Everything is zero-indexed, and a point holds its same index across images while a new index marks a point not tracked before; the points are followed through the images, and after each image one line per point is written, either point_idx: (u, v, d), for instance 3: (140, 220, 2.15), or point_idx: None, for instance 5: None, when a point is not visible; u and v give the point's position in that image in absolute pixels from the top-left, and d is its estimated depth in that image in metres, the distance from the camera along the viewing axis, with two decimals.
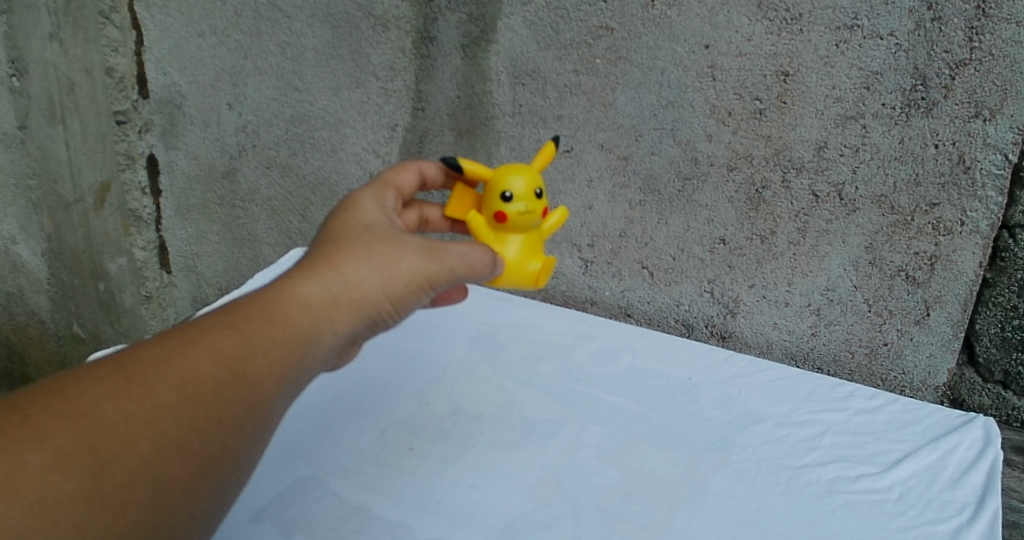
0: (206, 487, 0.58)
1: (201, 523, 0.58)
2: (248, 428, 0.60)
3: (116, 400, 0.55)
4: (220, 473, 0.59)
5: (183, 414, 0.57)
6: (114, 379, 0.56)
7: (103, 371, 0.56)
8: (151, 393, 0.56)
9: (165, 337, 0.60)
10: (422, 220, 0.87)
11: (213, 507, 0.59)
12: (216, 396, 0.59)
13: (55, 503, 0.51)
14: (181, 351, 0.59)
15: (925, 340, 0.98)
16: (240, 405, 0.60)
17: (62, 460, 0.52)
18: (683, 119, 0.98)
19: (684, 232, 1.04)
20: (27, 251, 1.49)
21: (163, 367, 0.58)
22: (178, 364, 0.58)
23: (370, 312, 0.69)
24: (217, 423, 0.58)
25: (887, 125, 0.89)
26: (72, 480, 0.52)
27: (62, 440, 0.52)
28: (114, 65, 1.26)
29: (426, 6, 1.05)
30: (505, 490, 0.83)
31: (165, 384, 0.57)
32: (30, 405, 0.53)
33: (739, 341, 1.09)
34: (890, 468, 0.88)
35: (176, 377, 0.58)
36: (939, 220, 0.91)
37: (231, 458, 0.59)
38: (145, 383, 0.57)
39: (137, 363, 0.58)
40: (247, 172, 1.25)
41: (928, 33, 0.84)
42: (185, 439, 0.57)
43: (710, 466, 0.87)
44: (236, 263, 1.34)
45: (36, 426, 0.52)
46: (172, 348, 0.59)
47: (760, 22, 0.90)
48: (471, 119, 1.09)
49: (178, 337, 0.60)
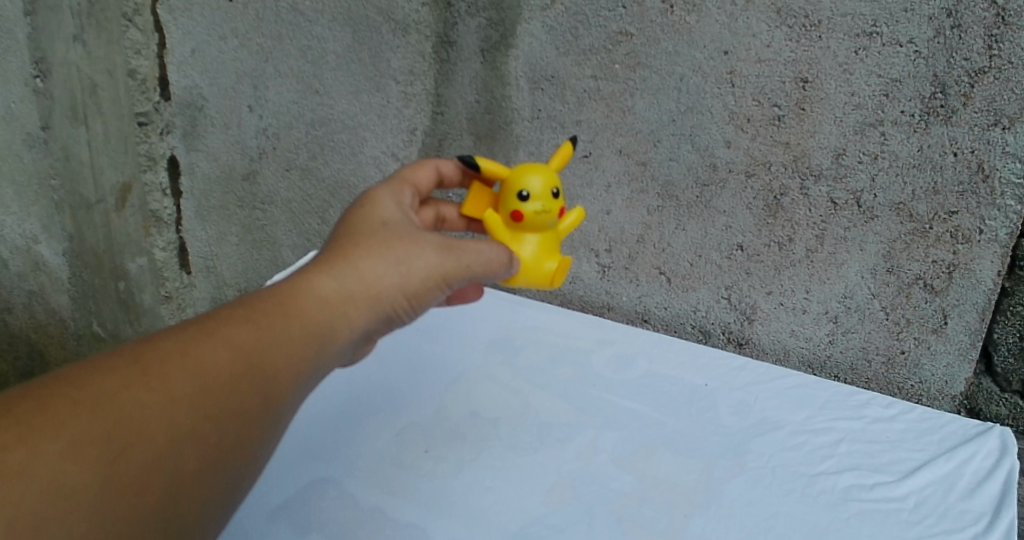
0: (221, 478, 0.58)
1: (216, 514, 0.59)
2: (265, 421, 0.61)
3: (133, 390, 0.56)
4: (236, 465, 0.59)
5: (199, 405, 0.57)
6: (130, 369, 0.57)
7: (120, 361, 0.57)
8: (167, 383, 0.57)
9: (182, 328, 0.61)
10: (438, 218, 0.87)
11: (228, 499, 0.59)
12: (232, 388, 0.59)
13: (71, 490, 0.51)
14: (198, 342, 0.60)
15: (942, 349, 0.98)
16: (257, 398, 0.60)
17: (78, 448, 0.52)
18: (702, 125, 0.98)
19: (702, 238, 1.04)
20: (48, 250, 1.51)
21: (179, 358, 0.58)
22: (195, 355, 0.59)
23: (386, 307, 0.69)
24: (233, 416, 0.59)
25: (906, 133, 0.89)
26: (89, 468, 0.52)
27: (78, 427, 0.53)
28: (137, 67, 1.27)
29: (445, 11, 1.05)
30: (521, 493, 0.83)
31: (181, 374, 0.58)
32: (47, 394, 0.54)
33: (756, 348, 1.08)
34: (906, 477, 0.87)
35: (192, 368, 0.58)
36: (958, 228, 0.91)
37: (247, 451, 0.60)
38: (162, 374, 0.57)
39: (154, 353, 0.58)
40: (267, 174, 1.26)
41: (948, 41, 0.84)
42: (201, 431, 0.57)
43: (726, 473, 0.87)
44: (255, 264, 1.35)
45: (53, 415, 0.53)
46: (189, 339, 0.60)
47: (779, 29, 0.90)
48: (490, 123, 1.09)
49: (195, 328, 0.61)
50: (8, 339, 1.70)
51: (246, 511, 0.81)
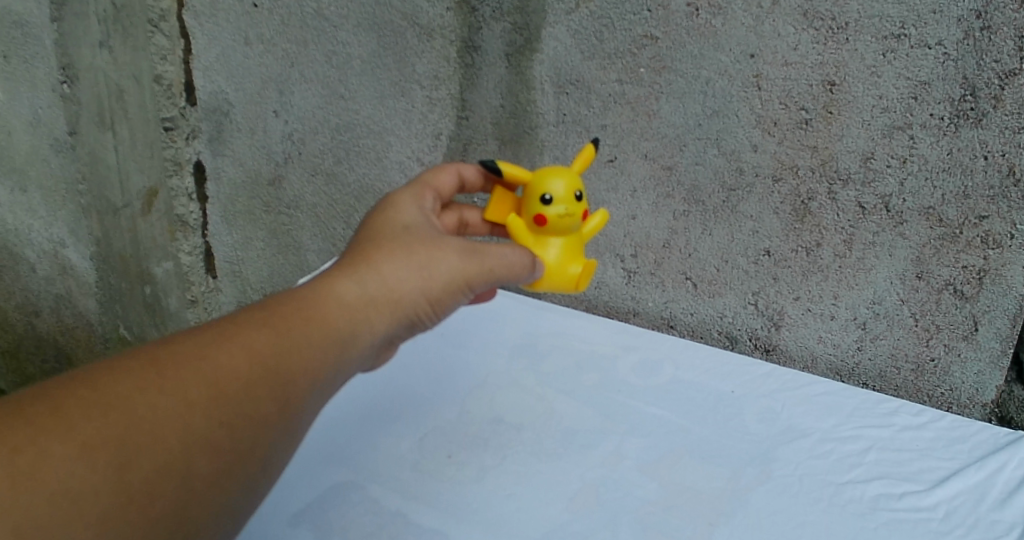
0: (233, 485, 0.58)
1: (229, 521, 0.58)
2: (281, 425, 0.60)
3: (146, 393, 0.55)
4: (250, 471, 0.59)
5: (214, 410, 0.57)
6: (145, 372, 0.57)
7: (135, 362, 0.57)
8: (182, 386, 0.57)
9: (200, 330, 0.61)
10: (461, 222, 0.87)
11: (241, 505, 0.59)
12: (248, 392, 0.59)
13: (79, 494, 0.51)
14: (215, 346, 0.59)
15: (973, 356, 0.96)
16: (272, 402, 0.60)
17: (88, 450, 0.52)
18: (728, 129, 0.97)
19: (728, 243, 1.03)
20: (76, 254, 1.52)
21: (195, 361, 0.58)
22: (213, 359, 0.59)
23: (407, 311, 0.69)
24: (248, 420, 0.58)
25: (935, 136, 0.87)
26: (98, 471, 0.52)
27: (90, 430, 0.53)
28: (163, 72, 1.27)
29: (469, 15, 1.05)
30: (545, 500, 0.82)
31: (197, 378, 0.57)
32: (60, 395, 0.54)
33: (784, 354, 1.07)
34: (936, 486, 0.86)
35: (209, 372, 0.58)
36: (989, 233, 0.89)
37: (262, 457, 0.59)
38: (177, 377, 0.57)
39: (170, 355, 0.58)
40: (293, 179, 1.27)
41: (977, 43, 0.83)
42: (214, 436, 0.57)
43: (751, 481, 0.85)
44: (281, 269, 1.35)
45: (64, 416, 0.53)
46: (207, 341, 0.59)
47: (806, 31, 0.89)
48: (515, 128, 1.09)
49: (214, 331, 0.60)
50: (35, 342, 1.72)
51: (268, 516, 0.80)
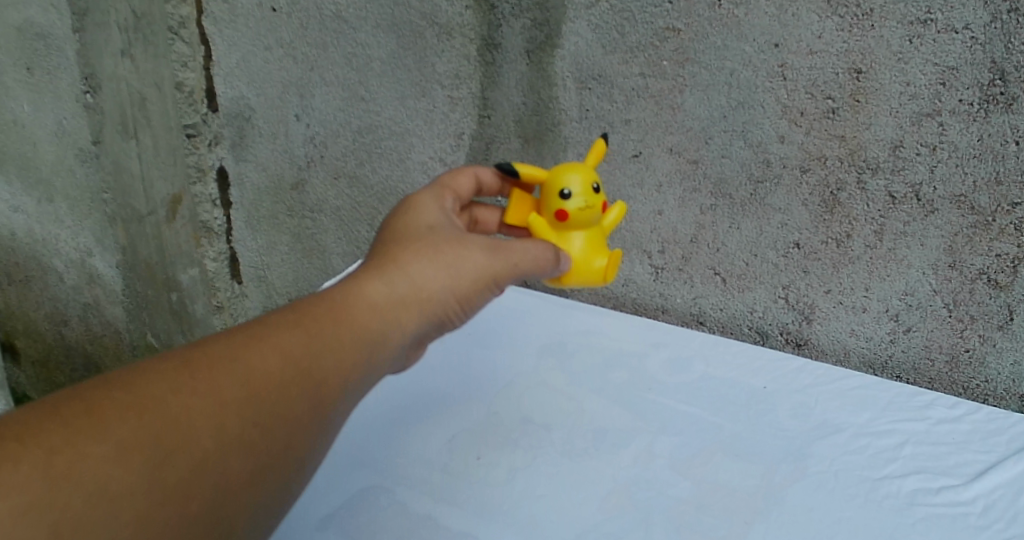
0: (267, 486, 0.57)
1: (261, 524, 0.58)
2: (315, 425, 0.60)
3: (181, 395, 0.55)
4: (284, 470, 0.58)
5: (249, 411, 0.57)
6: (179, 374, 0.56)
7: (168, 366, 0.56)
8: (217, 388, 0.56)
9: (231, 333, 0.60)
10: (473, 220, 0.88)
11: (275, 504, 0.58)
12: (283, 393, 0.58)
13: (116, 495, 0.50)
14: (247, 348, 0.59)
15: (1009, 346, 0.94)
16: (307, 402, 0.60)
17: (125, 451, 0.51)
18: (754, 121, 0.95)
19: (757, 237, 1.01)
20: (102, 263, 1.53)
21: (229, 364, 0.58)
22: (246, 360, 0.58)
23: (435, 310, 0.69)
24: (283, 421, 0.58)
25: (965, 122, 0.85)
26: (135, 472, 0.51)
27: (125, 431, 0.52)
28: (183, 79, 1.26)
29: (489, 13, 1.05)
30: (576, 501, 0.81)
31: (231, 381, 0.57)
32: (94, 396, 0.53)
33: (815, 348, 1.05)
34: (974, 480, 0.84)
35: (243, 374, 0.57)
36: (1023, 221, 0.87)
37: (296, 456, 0.59)
38: (212, 379, 0.56)
39: (203, 357, 0.57)
40: (316, 183, 1.27)
41: (1005, 26, 0.81)
42: (250, 437, 0.56)
43: (787, 478, 0.84)
44: (306, 273, 1.36)
45: (100, 418, 0.52)
46: (238, 345, 0.59)
47: (830, 19, 0.87)
48: (538, 125, 1.08)
49: (245, 333, 0.60)
50: (64, 351, 1.74)
51: (296, 520, 0.80)
